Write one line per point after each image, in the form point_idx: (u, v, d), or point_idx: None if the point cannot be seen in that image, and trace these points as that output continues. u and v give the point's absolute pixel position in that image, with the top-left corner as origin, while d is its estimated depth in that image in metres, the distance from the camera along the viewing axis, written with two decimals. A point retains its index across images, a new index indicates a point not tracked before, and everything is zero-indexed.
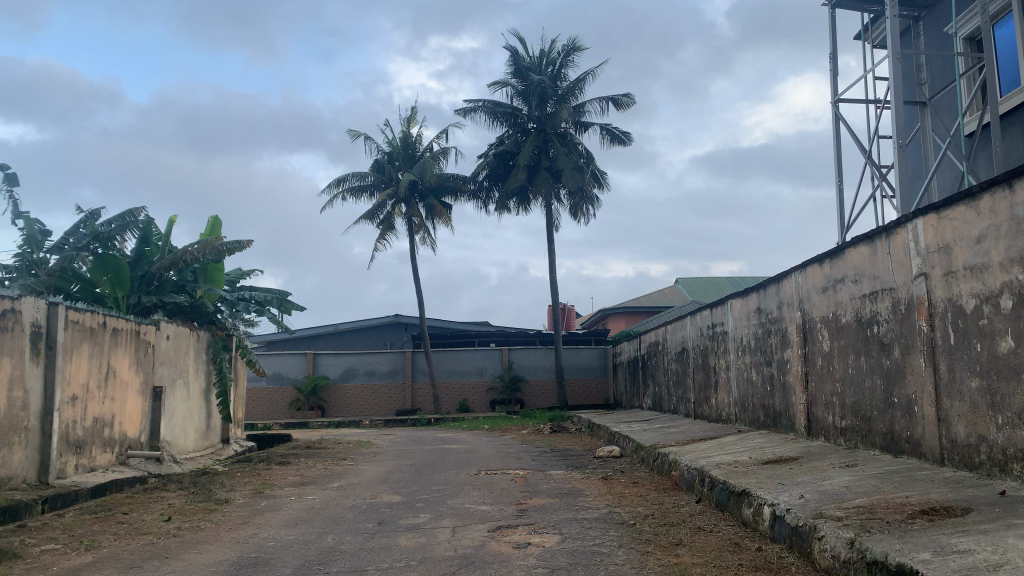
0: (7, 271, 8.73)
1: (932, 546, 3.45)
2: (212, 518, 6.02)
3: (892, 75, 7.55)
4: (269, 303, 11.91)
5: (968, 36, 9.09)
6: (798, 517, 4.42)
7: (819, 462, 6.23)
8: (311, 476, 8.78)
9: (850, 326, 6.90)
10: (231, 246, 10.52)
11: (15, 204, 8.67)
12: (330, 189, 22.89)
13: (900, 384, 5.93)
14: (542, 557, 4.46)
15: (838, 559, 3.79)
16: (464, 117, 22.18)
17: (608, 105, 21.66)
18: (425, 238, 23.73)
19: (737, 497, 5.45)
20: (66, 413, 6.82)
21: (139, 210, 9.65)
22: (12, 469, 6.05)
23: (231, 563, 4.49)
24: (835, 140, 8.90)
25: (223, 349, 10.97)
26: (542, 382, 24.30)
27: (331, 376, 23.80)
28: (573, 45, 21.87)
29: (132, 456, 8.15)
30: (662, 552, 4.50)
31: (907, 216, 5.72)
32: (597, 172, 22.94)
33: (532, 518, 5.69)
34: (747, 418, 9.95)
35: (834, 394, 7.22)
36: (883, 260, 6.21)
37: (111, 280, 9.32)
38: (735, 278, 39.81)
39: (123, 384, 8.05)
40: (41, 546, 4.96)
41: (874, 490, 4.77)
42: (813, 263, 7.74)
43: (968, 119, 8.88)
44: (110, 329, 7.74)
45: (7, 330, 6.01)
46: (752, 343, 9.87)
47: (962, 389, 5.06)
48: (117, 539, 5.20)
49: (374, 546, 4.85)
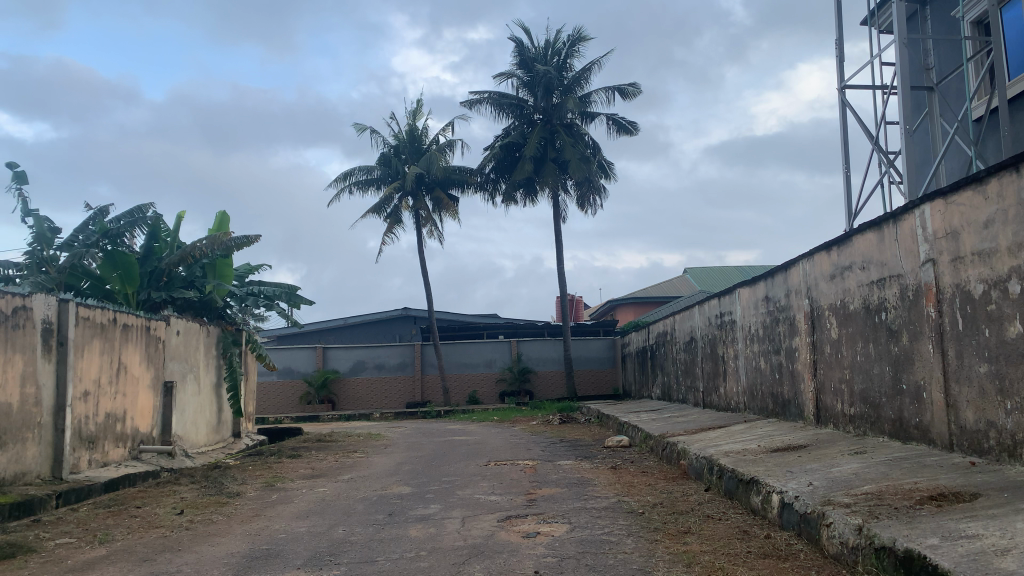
0: (19, 268, 8.86)
1: (941, 532, 3.45)
2: (224, 511, 6.07)
3: (898, 61, 7.46)
4: (279, 297, 11.86)
5: (975, 20, 9.04)
6: (806, 504, 4.42)
7: (827, 450, 6.21)
8: (322, 468, 8.84)
9: (857, 314, 6.88)
10: (240, 241, 10.54)
11: (25, 202, 8.77)
12: (335, 183, 22.93)
13: (908, 370, 5.91)
14: (551, 546, 4.49)
15: (846, 545, 3.79)
16: (470, 108, 22.12)
17: (614, 95, 21.57)
18: (433, 231, 23.70)
19: (746, 484, 5.45)
20: (79, 409, 6.90)
21: (149, 206, 9.80)
22: (25, 465, 6.11)
23: (244, 556, 4.53)
24: (842, 127, 8.85)
25: (232, 343, 11.08)
26: (551, 373, 24.32)
27: (341, 370, 23.89)
28: (578, 35, 21.74)
29: (144, 451, 8.20)
30: (671, 540, 4.51)
31: (914, 202, 5.69)
32: (605, 162, 22.87)
33: (541, 508, 5.73)
34: (756, 407, 9.93)
35: (842, 382, 7.20)
36: (891, 247, 6.19)
37: (122, 276, 9.34)
38: (745, 269, 39.34)
39: (134, 380, 8.11)
40: (55, 540, 5.02)
41: (883, 477, 4.77)
42: (820, 250, 7.74)
43: (976, 103, 8.84)
44: (121, 325, 7.79)
45: (19, 326, 6.06)
46: (760, 331, 9.84)
47: (970, 375, 5.05)
48: (130, 533, 5.25)
49: (385, 536, 4.90)
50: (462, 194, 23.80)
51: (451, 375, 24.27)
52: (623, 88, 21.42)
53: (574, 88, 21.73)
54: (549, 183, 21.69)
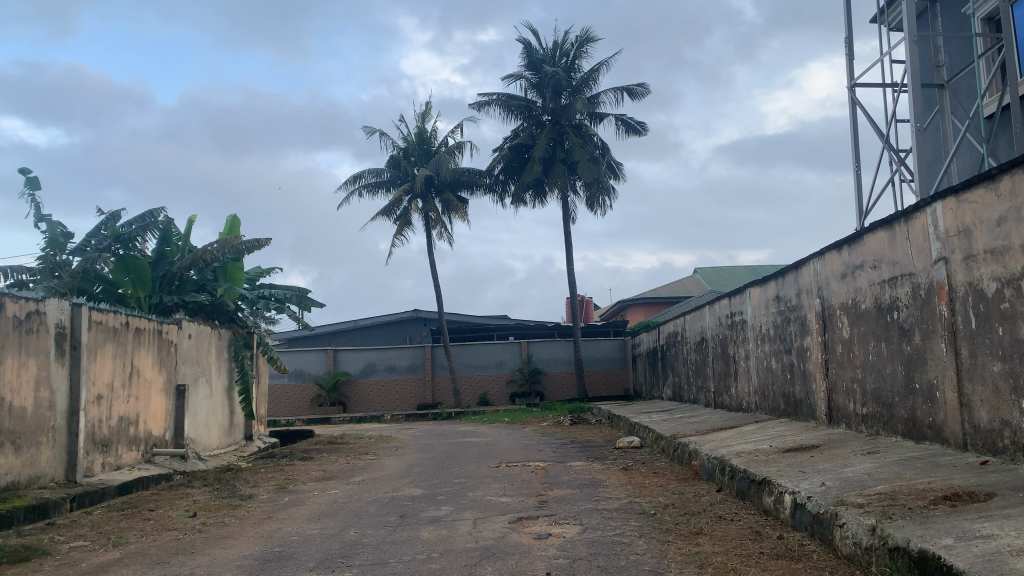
0: (32, 273, 8.92)
1: (956, 532, 3.43)
2: (237, 513, 6.10)
3: (908, 58, 7.42)
4: (290, 300, 11.91)
5: (987, 16, 8.98)
6: (819, 504, 4.40)
7: (840, 450, 6.18)
8: (333, 470, 8.87)
9: (869, 313, 6.85)
10: (250, 245, 10.58)
11: (37, 208, 8.83)
12: (345, 185, 22.99)
13: (921, 370, 5.88)
14: (563, 547, 4.48)
15: (860, 546, 3.77)
16: (478, 110, 22.14)
17: (622, 95, 21.54)
18: (442, 233, 23.74)
19: (758, 485, 5.43)
20: (93, 413, 6.94)
21: (160, 210, 9.83)
22: (40, 468, 6.16)
23: (256, 558, 4.55)
24: (852, 125, 8.81)
25: (244, 347, 11.13)
26: (561, 374, 24.30)
27: (352, 372, 23.95)
28: (587, 36, 21.72)
29: (157, 454, 8.26)
30: (683, 541, 4.50)
31: (925, 200, 5.66)
32: (614, 163, 22.83)
33: (552, 509, 5.73)
34: (767, 407, 9.90)
35: (854, 381, 7.17)
36: (902, 245, 6.15)
37: (133, 280, 9.43)
38: (756, 268, 39.20)
39: (147, 383, 8.16)
40: (70, 543, 5.06)
41: (896, 477, 4.75)
42: (831, 249, 7.71)
43: (988, 100, 8.79)
44: (133, 329, 7.84)
45: (33, 331, 6.11)
46: (772, 331, 9.79)
47: (984, 374, 5.01)
48: (144, 535, 5.28)
49: (396, 538, 4.91)
50: (471, 196, 23.83)
51: (462, 377, 24.28)
52: (631, 88, 21.39)
53: (583, 89, 21.74)
54: (558, 184, 21.69)
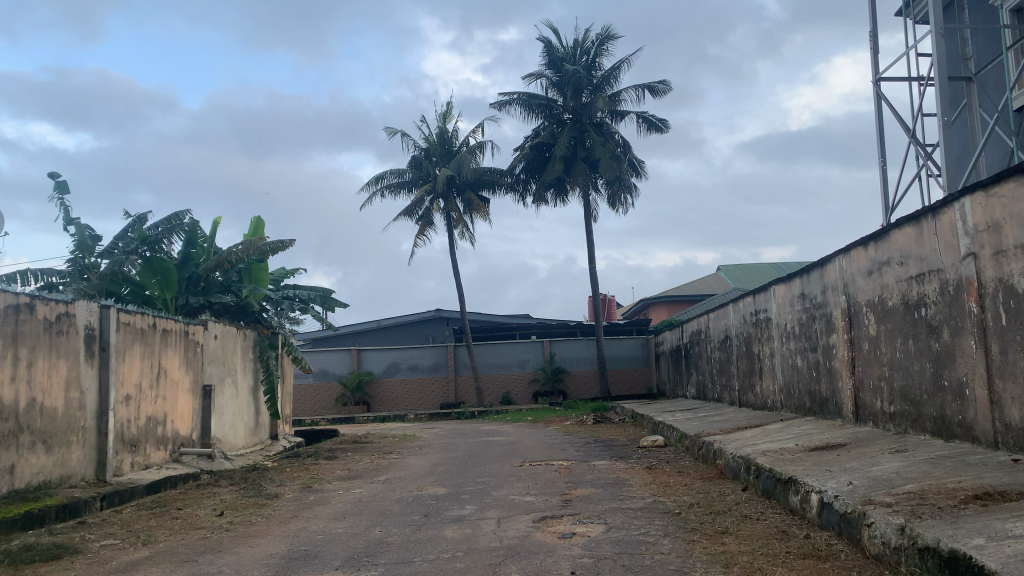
0: (61, 275, 9.05)
1: (987, 532, 3.37)
2: (263, 512, 6.15)
3: (935, 51, 7.32)
4: (313, 301, 11.99)
5: (1015, 8, 8.83)
6: (846, 504, 4.36)
7: (867, 448, 6.11)
8: (358, 469, 8.92)
9: (896, 310, 6.76)
10: (274, 246, 10.67)
11: (66, 211, 8.97)
12: (367, 186, 23.10)
13: (950, 367, 5.80)
14: (587, 546, 4.47)
15: (888, 545, 3.72)
16: (499, 109, 22.14)
17: (644, 93, 21.42)
18: (464, 232, 23.79)
19: (784, 484, 5.38)
20: (121, 413, 7.04)
21: (185, 212, 9.94)
22: (71, 467, 6.25)
23: (283, 556, 4.59)
24: (878, 119, 8.71)
25: (269, 347, 11.22)
26: (584, 373, 24.24)
27: (375, 372, 24.07)
28: (607, 33, 21.63)
29: (185, 454, 8.35)
30: (708, 541, 4.48)
31: (953, 195, 5.58)
32: (636, 160, 22.74)
33: (577, 508, 5.72)
34: (793, 405, 9.81)
35: (881, 379, 7.09)
36: (930, 241, 6.07)
37: (160, 282, 9.55)
38: (780, 265, 38.86)
39: (174, 383, 8.26)
40: (100, 541, 5.13)
41: (925, 476, 4.68)
42: (857, 245, 7.62)
43: (1016, 93, 8.65)
44: (160, 330, 7.94)
45: (63, 332, 6.21)
46: (797, 328, 9.70)
47: (1015, 371, 4.93)
48: (172, 534, 5.35)
49: (421, 537, 4.93)
50: (493, 195, 23.85)
51: (485, 376, 24.31)
52: (653, 85, 21.27)
53: (603, 87, 21.67)
54: (579, 183, 21.64)
